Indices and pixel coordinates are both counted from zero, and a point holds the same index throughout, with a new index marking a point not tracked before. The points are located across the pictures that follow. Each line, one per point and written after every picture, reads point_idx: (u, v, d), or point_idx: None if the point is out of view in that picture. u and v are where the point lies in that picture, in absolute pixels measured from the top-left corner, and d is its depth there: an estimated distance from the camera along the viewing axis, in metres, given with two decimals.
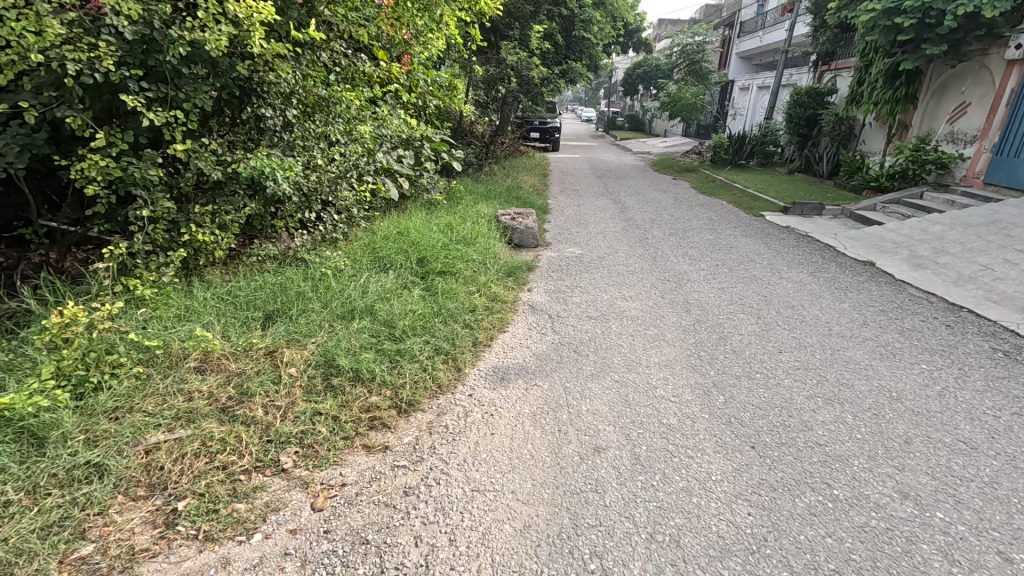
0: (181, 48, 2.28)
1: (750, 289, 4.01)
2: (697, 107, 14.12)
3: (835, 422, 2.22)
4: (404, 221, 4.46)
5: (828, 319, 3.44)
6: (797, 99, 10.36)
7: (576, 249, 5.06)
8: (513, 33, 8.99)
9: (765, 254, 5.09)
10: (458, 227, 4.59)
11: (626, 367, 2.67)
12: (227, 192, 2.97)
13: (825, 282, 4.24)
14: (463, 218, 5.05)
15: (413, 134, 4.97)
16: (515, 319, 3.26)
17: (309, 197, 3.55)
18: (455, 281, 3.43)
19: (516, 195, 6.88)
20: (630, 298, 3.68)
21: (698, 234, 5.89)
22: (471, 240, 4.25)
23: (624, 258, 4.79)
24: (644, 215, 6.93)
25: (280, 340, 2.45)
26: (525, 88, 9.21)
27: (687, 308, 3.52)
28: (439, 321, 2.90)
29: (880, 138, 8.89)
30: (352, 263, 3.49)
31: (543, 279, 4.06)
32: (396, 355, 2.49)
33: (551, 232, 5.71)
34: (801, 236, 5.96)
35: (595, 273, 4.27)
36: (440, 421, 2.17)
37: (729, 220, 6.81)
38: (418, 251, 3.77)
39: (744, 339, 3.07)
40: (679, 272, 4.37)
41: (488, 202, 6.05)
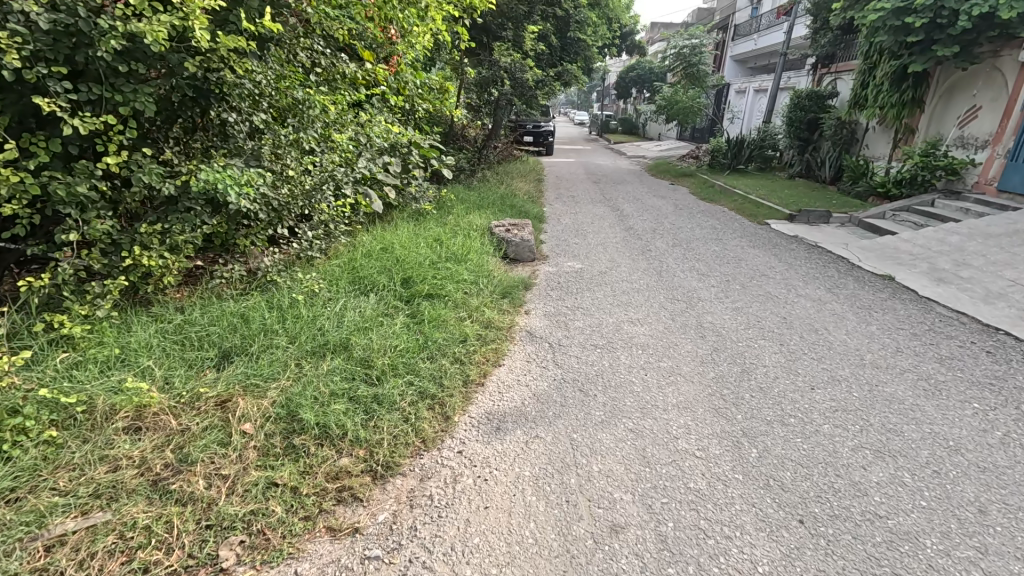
0: (112, 41, 1.92)
1: (766, 309, 3.68)
2: (693, 111, 13.88)
3: (892, 484, 1.88)
4: (389, 235, 4.08)
5: (857, 345, 3.12)
6: (798, 103, 10.11)
7: (576, 263, 4.72)
8: (507, 33, 8.66)
9: (777, 268, 4.77)
10: (448, 242, 4.23)
11: (640, 411, 2.31)
12: (181, 209, 2.59)
13: (846, 300, 3.92)
14: (454, 230, 4.69)
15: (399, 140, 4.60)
16: (511, 349, 2.90)
17: (280, 212, 3.17)
18: (445, 305, 3.07)
19: (510, 203, 6.53)
20: (638, 322, 3.34)
21: (703, 245, 5.57)
22: (463, 256, 3.89)
23: (628, 273, 4.45)
24: (645, 224, 6.60)
25: (234, 387, 2.07)
26: (519, 91, 8.88)
27: (702, 334, 3.18)
28: (425, 355, 2.53)
29: (884, 143, 8.64)
30: (329, 285, 3.12)
31: (541, 299, 3.70)
32: (374, 402, 2.12)
33: (549, 244, 5.37)
34: (812, 246, 5.65)
35: (598, 291, 3.92)
36: (423, 489, 1.81)
37: (734, 229, 6.51)
38: (403, 270, 3.40)
39: (770, 372, 2.73)
40: (688, 289, 4.04)
41: (481, 212, 5.69)
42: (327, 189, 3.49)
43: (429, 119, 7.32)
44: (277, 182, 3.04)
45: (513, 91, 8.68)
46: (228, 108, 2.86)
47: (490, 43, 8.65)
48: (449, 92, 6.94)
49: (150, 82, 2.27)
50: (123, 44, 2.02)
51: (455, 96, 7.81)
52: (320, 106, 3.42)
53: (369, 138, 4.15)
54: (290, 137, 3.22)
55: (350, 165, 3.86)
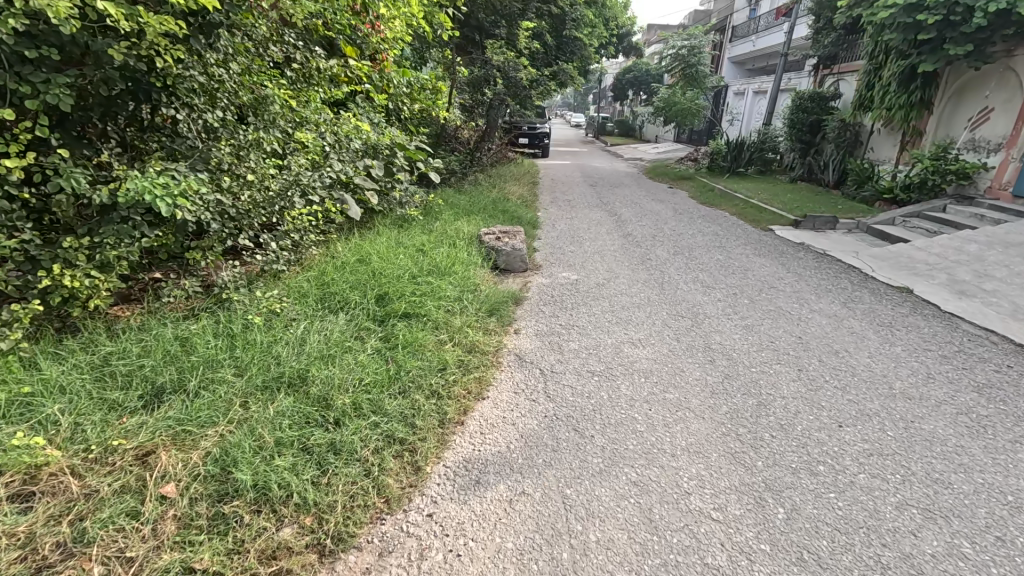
0: (7, 21, 1.57)
1: (780, 327, 3.36)
2: (691, 113, 13.61)
3: (951, 557, 1.56)
4: (367, 244, 3.75)
5: (884, 371, 2.80)
6: (800, 105, 9.82)
7: (571, 274, 4.40)
8: (499, 31, 8.36)
9: (786, 279, 4.46)
10: (431, 251, 3.89)
11: (645, 458, 1.98)
12: (116, 220, 2.24)
13: (864, 316, 3.61)
14: (440, 238, 4.35)
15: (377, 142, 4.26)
16: (497, 378, 2.56)
17: (241, 221, 2.82)
18: (423, 327, 2.73)
19: (503, 208, 6.20)
20: (640, 343, 3.02)
21: (706, 254, 5.26)
22: (448, 268, 3.54)
23: (627, 285, 4.13)
24: (645, 230, 6.28)
25: (161, 435, 1.74)
26: (513, 91, 8.56)
27: (711, 358, 2.86)
28: (395, 390, 2.19)
29: (889, 145, 8.36)
30: (293, 305, 2.78)
31: (532, 316, 3.37)
32: (329, 452, 1.79)
33: (542, 252, 5.04)
34: (820, 255, 5.35)
35: (595, 306, 3.60)
36: (382, 570, 1.47)
37: (737, 235, 6.21)
38: (378, 286, 3.06)
39: (790, 405, 2.41)
40: (692, 303, 3.72)
41: (470, 218, 5.36)
42: (300, 193, 3.12)
43: (418, 120, 7.00)
44: (236, 188, 2.71)
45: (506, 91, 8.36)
46: (175, 104, 2.52)
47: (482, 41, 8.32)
48: (439, 91, 6.61)
49: (70, 72, 1.93)
50: (26, 24, 1.68)
51: (446, 96, 7.51)
52: (277, 102, 3.10)
53: (342, 140, 3.82)
54: (252, 137, 2.89)
55: (320, 169, 3.51)
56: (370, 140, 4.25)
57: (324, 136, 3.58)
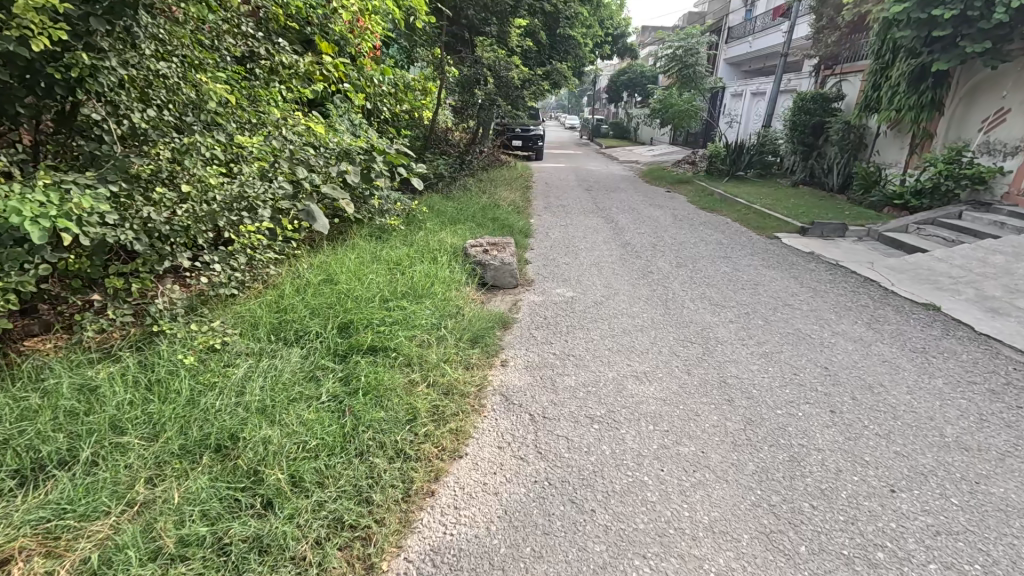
0: None
1: (803, 355, 2.98)
2: (689, 114, 13.25)
3: None
4: (335, 261, 3.32)
5: (929, 412, 2.42)
6: (801, 106, 9.50)
7: (567, 290, 4.00)
8: (490, 29, 8.02)
9: (800, 295, 4.09)
10: (409, 269, 3.48)
11: (660, 543, 1.59)
12: (6, 242, 1.80)
13: (894, 340, 3.24)
14: (420, 252, 3.94)
15: (348, 146, 3.86)
16: (479, 427, 2.15)
17: (177, 240, 2.39)
18: (392, 364, 2.32)
19: (492, 215, 5.80)
20: (645, 378, 2.62)
21: (711, 265, 4.88)
22: (426, 288, 3.14)
23: (628, 303, 3.74)
24: (644, 239, 5.89)
25: (25, 534, 1.32)
26: (505, 92, 8.15)
27: (729, 397, 2.47)
28: (348, 454, 1.77)
29: (895, 149, 8.03)
30: (239, 340, 2.36)
31: (521, 344, 2.96)
32: (251, 553, 1.38)
33: (534, 265, 4.64)
34: (833, 266, 4.99)
35: (593, 331, 3.20)
36: None
37: (742, 244, 5.84)
38: (343, 313, 2.64)
39: (829, 462, 2.01)
40: (702, 326, 3.33)
41: (456, 227, 4.95)
42: (254, 202, 2.69)
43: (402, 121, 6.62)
44: (169, 199, 2.28)
45: (497, 92, 7.97)
46: (89, 102, 2.10)
47: (471, 39, 7.95)
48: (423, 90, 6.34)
49: None
50: None
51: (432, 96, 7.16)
52: (219, 101, 2.70)
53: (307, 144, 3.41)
54: (189, 141, 2.47)
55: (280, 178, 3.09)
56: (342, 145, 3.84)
57: (281, 141, 3.16)
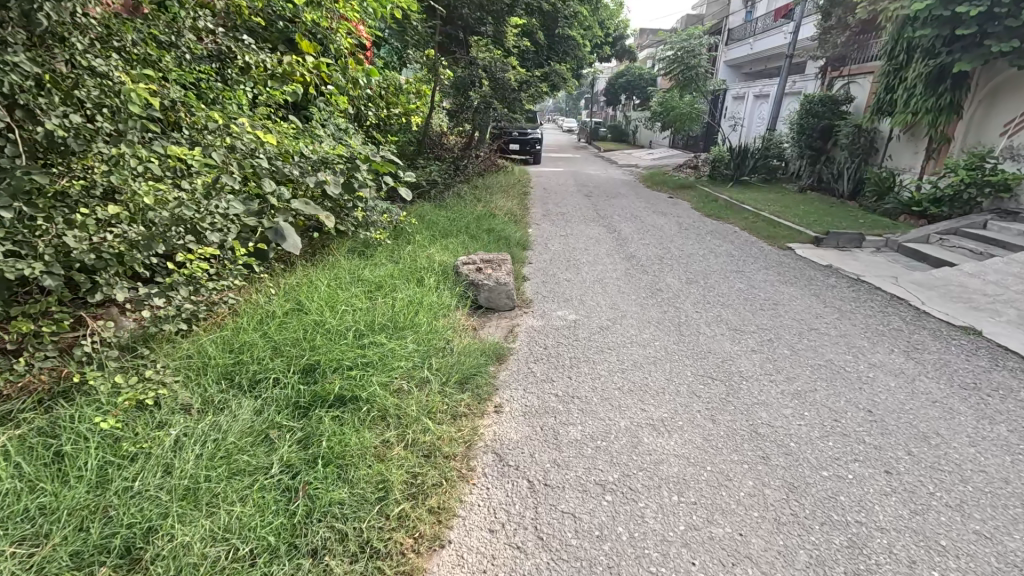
0: None
1: (840, 395, 2.60)
2: (690, 117, 13.31)
3: None
4: (307, 287, 2.94)
5: (1002, 471, 2.04)
6: (809, 109, 9.16)
7: (569, 313, 3.62)
8: (485, 28, 7.67)
9: (826, 317, 3.71)
10: (392, 293, 3.09)
11: None
12: None
13: (940, 375, 2.86)
14: (407, 272, 3.55)
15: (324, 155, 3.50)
16: (466, 502, 1.76)
17: (103, 271, 1.99)
18: (362, 421, 1.93)
19: (487, 226, 5.42)
20: (663, 429, 2.24)
21: (725, 282, 4.51)
22: (409, 316, 2.75)
23: (638, 328, 3.36)
24: (650, 251, 5.52)
25: None
26: (501, 95, 7.70)
27: (764, 453, 2.09)
28: (293, 561, 1.39)
29: (908, 153, 7.69)
30: (182, 390, 1.98)
31: (518, 383, 2.58)
32: None
33: (533, 282, 4.26)
34: (855, 282, 4.63)
35: (600, 365, 2.81)
36: None
37: (754, 256, 5.48)
38: (310, 352, 2.26)
39: (898, 549, 1.63)
40: (722, 358, 2.97)
41: (447, 241, 4.57)
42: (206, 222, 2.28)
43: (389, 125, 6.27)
44: (90, 224, 1.89)
45: (494, 95, 7.62)
46: None
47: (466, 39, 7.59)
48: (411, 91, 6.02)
49: None
50: None
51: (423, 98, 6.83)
52: (159, 105, 2.31)
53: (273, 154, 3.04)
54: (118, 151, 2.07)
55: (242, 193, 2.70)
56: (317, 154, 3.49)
57: (242, 150, 2.80)
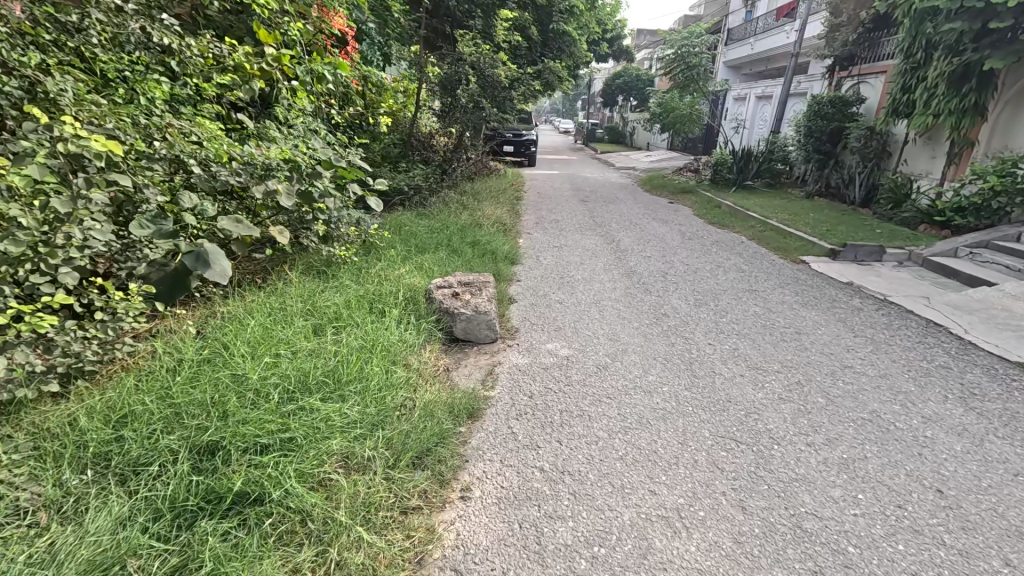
0: None
1: (898, 466, 2.08)
2: (691, 119, 12.57)
3: None
4: (236, 326, 2.39)
5: None
6: (818, 111, 8.68)
7: (561, 346, 3.09)
8: (474, 22, 7.17)
9: (859, 351, 3.19)
10: (346, 330, 2.55)
11: None
12: None
13: (1012, 432, 2.35)
14: (368, 300, 3.01)
15: (264, 162, 2.98)
16: None
17: None
18: (265, 541, 1.39)
19: (471, 238, 4.88)
20: (681, 525, 1.72)
21: (737, 304, 3.99)
22: (360, 363, 2.22)
23: (641, 369, 2.83)
24: (651, 266, 5.00)
25: None
26: (490, 93, 7.16)
27: (816, 567, 1.57)
28: None
29: (925, 158, 7.22)
30: (24, 492, 1.46)
31: (493, 453, 2.04)
32: None
33: (519, 306, 3.73)
34: (883, 304, 4.13)
35: (596, 425, 2.28)
36: None
37: (767, 272, 4.98)
38: (219, 425, 1.71)
39: None
40: (745, 411, 2.45)
41: (424, 258, 4.04)
42: (60, 253, 1.78)
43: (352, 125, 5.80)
44: None
45: (483, 93, 7.08)
46: None
47: (453, 33, 7.05)
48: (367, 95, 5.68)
49: None
50: None
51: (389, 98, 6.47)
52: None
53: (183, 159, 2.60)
54: None
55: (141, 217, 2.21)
56: (254, 160, 2.97)
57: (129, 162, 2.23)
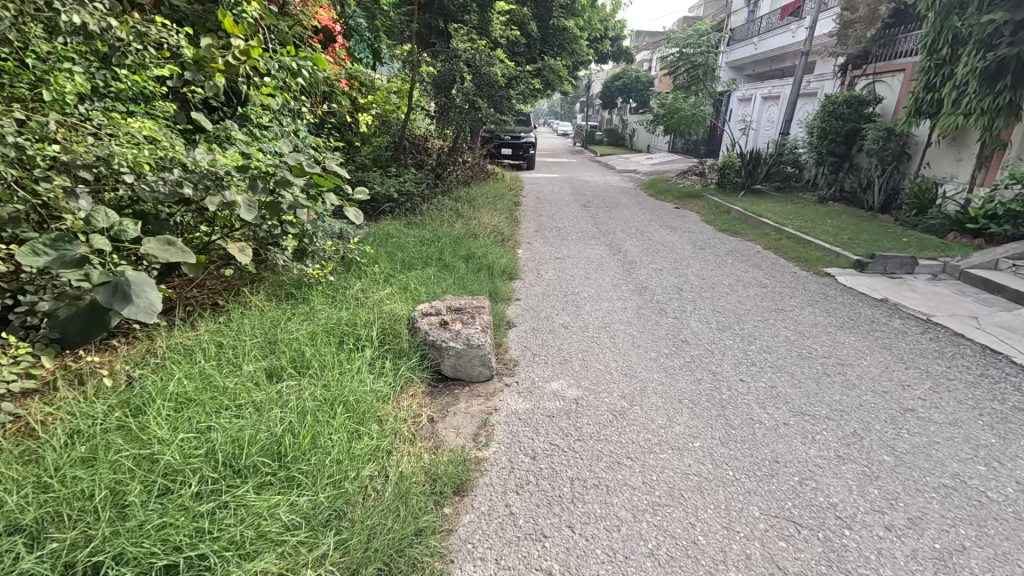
0: None
1: (1010, 562, 1.60)
2: (696, 120, 11.95)
3: None
4: (165, 377, 1.92)
5: None
6: (832, 112, 8.22)
7: (568, 385, 2.63)
8: (470, 17, 6.73)
9: (916, 388, 2.73)
10: (305, 378, 2.08)
11: None
12: None
13: None
14: (339, 333, 2.55)
15: (212, 169, 2.48)
16: None
17: None
18: None
19: (464, 251, 4.42)
20: None
21: (765, 327, 3.54)
22: (320, 425, 1.76)
23: (665, 417, 2.37)
24: (664, 281, 4.55)
25: None
26: (486, 93, 6.64)
27: None
28: None
29: (950, 161, 6.77)
30: None
31: (485, 549, 1.57)
32: None
33: (519, 332, 3.27)
34: (927, 326, 3.68)
35: (615, 501, 1.81)
36: None
37: (791, 287, 4.53)
38: (105, 538, 1.23)
39: None
40: (798, 475, 1.98)
41: (410, 276, 3.58)
42: None
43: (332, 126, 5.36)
44: None
45: (479, 92, 6.60)
46: None
47: (447, 28, 6.62)
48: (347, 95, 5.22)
49: None
50: None
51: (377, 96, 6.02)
52: None
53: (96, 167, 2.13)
54: None
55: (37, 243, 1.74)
56: (199, 167, 2.46)
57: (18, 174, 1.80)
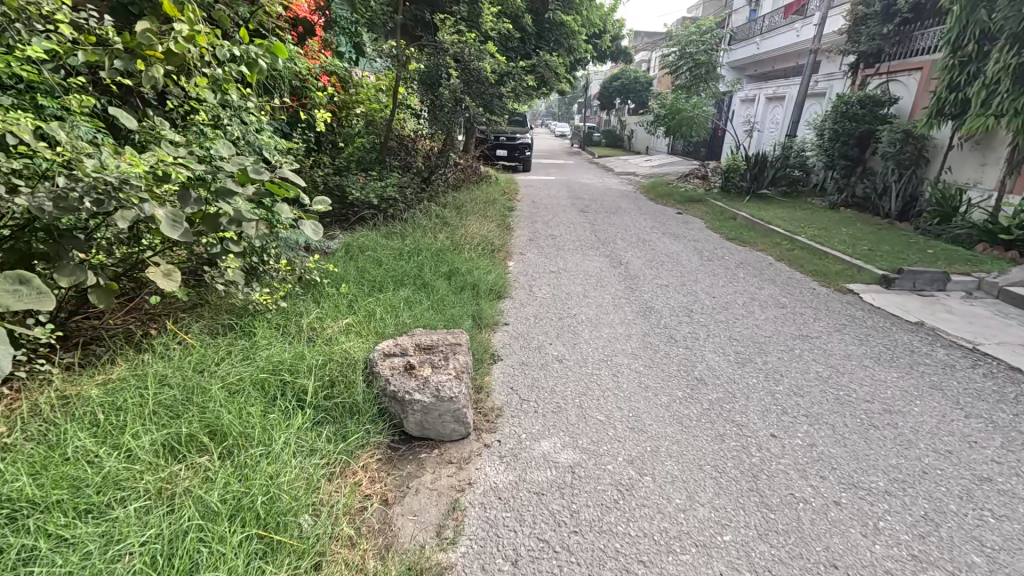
0: None
1: None
2: (698, 122, 11.45)
3: None
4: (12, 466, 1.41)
5: None
6: (845, 112, 7.73)
7: (562, 445, 2.12)
8: (459, 8, 6.24)
9: (986, 447, 2.24)
10: (216, 460, 1.58)
11: None
12: None
13: None
14: (279, 383, 2.04)
15: (104, 177, 1.86)
16: None
17: None
18: None
19: (446, 267, 3.91)
20: None
21: (791, 360, 3.05)
22: (200, 553, 1.26)
23: (684, 492, 1.87)
24: (671, 300, 4.05)
25: None
26: (476, 90, 6.17)
27: None
28: None
29: (974, 165, 6.32)
30: None
31: None
32: None
33: (504, 368, 2.77)
34: (976, 357, 3.20)
35: None
36: None
37: (813, 307, 4.05)
38: None
39: None
40: None
41: (378, 300, 3.06)
42: None
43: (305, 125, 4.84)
44: None
45: (467, 90, 6.12)
46: None
47: (434, 20, 6.12)
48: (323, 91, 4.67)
49: None
50: None
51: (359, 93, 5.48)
52: None
53: None
54: None
55: None
56: (86, 175, 1.85)
57: None
